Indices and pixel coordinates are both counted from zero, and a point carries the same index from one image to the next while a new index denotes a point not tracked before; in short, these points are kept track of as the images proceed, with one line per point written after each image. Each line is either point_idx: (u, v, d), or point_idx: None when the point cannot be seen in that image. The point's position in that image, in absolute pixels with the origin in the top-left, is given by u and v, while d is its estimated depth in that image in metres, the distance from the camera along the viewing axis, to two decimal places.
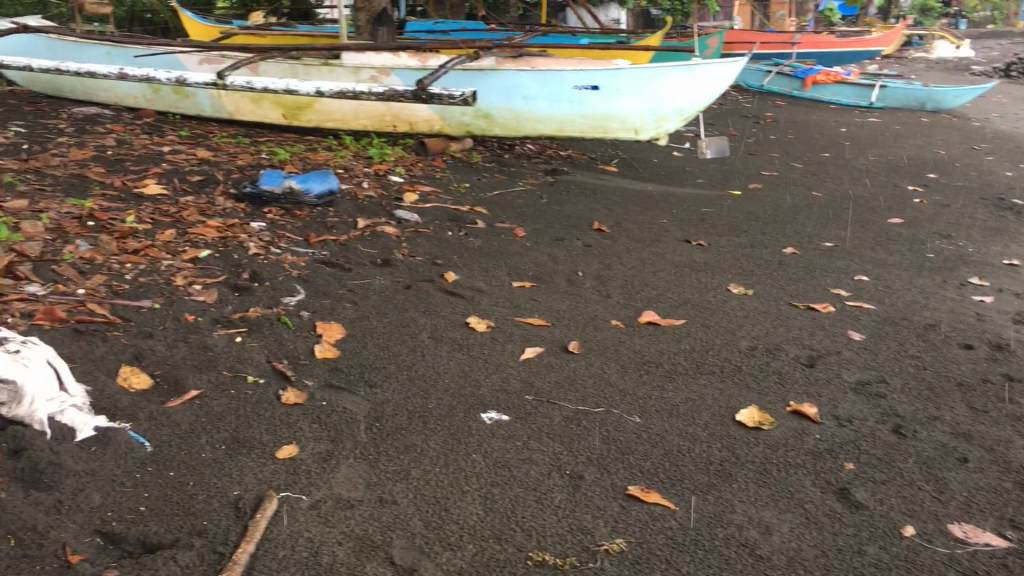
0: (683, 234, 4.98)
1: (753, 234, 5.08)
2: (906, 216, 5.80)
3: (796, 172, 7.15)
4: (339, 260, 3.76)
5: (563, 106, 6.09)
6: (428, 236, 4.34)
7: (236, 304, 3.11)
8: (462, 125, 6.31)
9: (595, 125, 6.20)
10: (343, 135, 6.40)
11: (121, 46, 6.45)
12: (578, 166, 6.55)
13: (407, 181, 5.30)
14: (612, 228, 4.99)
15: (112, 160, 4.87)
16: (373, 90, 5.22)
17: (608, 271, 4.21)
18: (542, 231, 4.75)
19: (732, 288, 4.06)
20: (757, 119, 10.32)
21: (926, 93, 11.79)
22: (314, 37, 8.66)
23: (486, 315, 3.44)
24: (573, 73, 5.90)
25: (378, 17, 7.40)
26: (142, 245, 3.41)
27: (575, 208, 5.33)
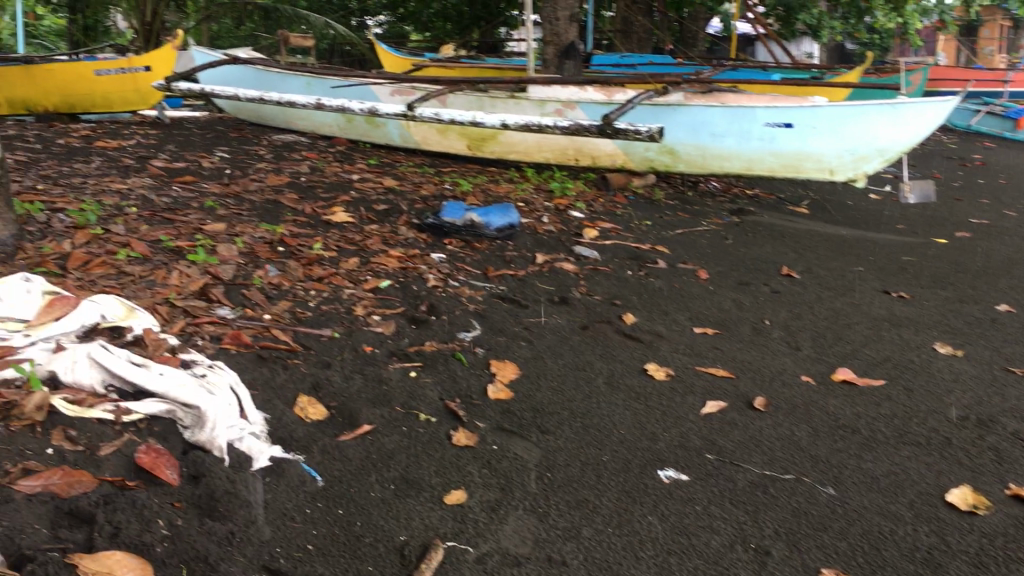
0: (882, 284, 4.63)
1: (962, 288, 4.66)
2: None
3: (1009, 221, 6.57)
4: (516, 296, 3.71)
5: (753, 144, 5.86)
6: (607, 274, 4.23)
7: (413, 336, 3.09)
8: (645, 160, 6.16)
9: (786, 165, 5.92)
10: (525, 167, 6.41)
11: (320, 76, 6.74)
12: (766, 207, 6.27)
13: (588, 217, 5.21)
14: (803, 274, 4.71)
15: (305, 186, 5.05)
16: (558, 124, 5.17)
17: (799, 320, 3.95)
18: (727, 274, 4.54)
19: (938, 347, 3.71)
20: (963, 162, 9.63)
21: None
22: (502, 70, 8.78)
23: (665, 362, 3.27)
24: (766, 109, 5.69)
25: (566, 50, 7.40)
26: (327, 272, 3.47)
27: (762, 251, 5.08)
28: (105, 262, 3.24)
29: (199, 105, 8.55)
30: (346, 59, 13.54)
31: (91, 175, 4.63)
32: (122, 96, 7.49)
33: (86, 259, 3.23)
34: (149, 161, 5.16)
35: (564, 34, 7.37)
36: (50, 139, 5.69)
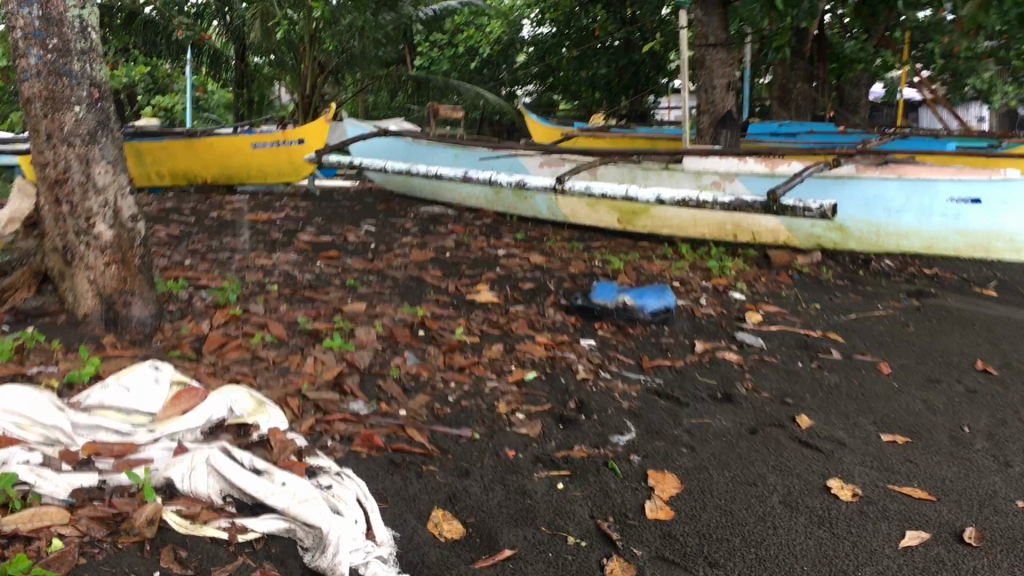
0: None
1: None
2: None
3: None
4: (674, 391, 3.35)
5: (936, 221, 5.39)
6: (774, 366, 3.81)
7: (561, 440, 2.78)
8: (812, 237, 5.73)
9: (974, 244, 5.37)
10: (679, 242, 6.07)
11: (468, 148, 6.64)
12: (948, 288, 5.68)
13: (750, 299, 4.80)
14: (1002, 369, 4.13)
15: (451, 262, 4.87)
16: (717, 199, 4.81)
17: (1004, 428, 3.40)
18: (912, 369, 4.02)
19: None
20: None
21: None
22: (655, 139, 8.52)
23: (850, 477, 2.83)
24: (950, 182, 5.26)
25: (722, 119, 7.06)
26: (469, 361, 3.23)
27: (949, 342, 4.51)
28: (241, 345, 3.10)
29: (352, 176, 8.66)
30: (495, 128, 13.61)
31: (239, 249, 4.60)
32: (280, 168, 7.62)
33: (222, 342, 3.10)
34: (295, 234, 5.12)
35: (721, 102, 7.03)
36: (204, 211, 5.77)
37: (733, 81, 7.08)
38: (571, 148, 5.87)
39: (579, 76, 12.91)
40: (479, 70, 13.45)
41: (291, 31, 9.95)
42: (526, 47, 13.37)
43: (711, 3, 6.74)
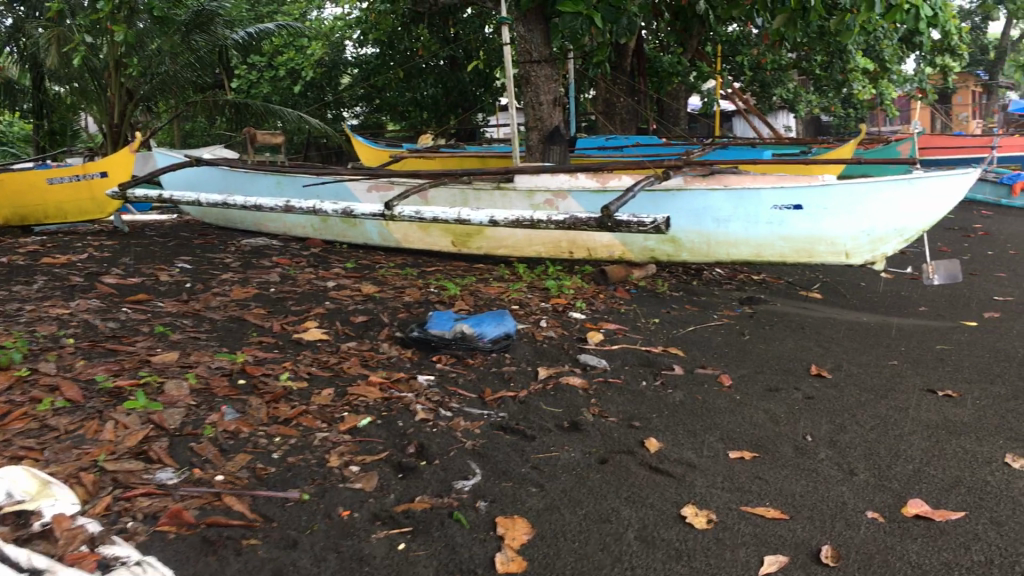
0: (925, 381, 4.08)
1: (1012, 382, 4.10)
2: None
3: None
4: (518, 424, 3.18)
5: (762, 228, 5.44)
6: (619, 388, 3.71)
7: (400, 491, 2.54)
8: (646, 250, 5.73)
9: (799, 249, 5.45)
10: (515, 262, 5.95)
11: (291, 174, 6.29)
12: (776, 293, 5.81)
13: (589, 318, 4.70)
14: (835, 372, 4.18)
15: (275, 299, 4.55)
16: (552, 219, 4.70)
17: (844, 433, 3.39)
18: (751, 379, 4.01)
19: (1011, 460, 3.13)
20: (967, 233, 9.26)
21: None
22: (485, 158, 8.41)
23: (704, 502, 2.72)
24: (772, 190, 5.30)
25: (550, 135, 7.01)
26: (296, 410, 2.94)
27: (783, 348, 4.56)
28: (26, 413, 2.69)
29: (168, 209, 8.11)
30: (323, 152, 13.22)
31: (30, 298, 4.12)
32: (80, 206, 7.01)
33: (4, 412, 2.68)
34: (99, 278, 4.65)
35: (548, 119, 6.98)
36: None
37: (559, 98, 7.05)
38: (399, 171, 5.65)
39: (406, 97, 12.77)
40: (303, 94, 13.04)
41: (92, 57, 9.28)
42: (350, 68, 13.08)
43: (533, 20, 6.69)
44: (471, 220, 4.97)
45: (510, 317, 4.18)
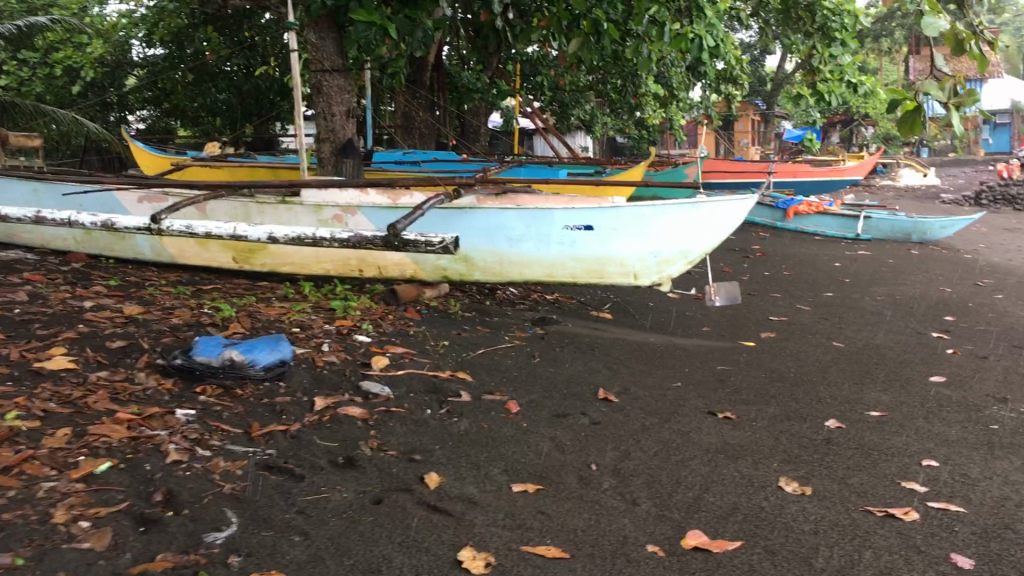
0: (706, 403, 4.14)
1: (784, 402, 4.23)
2: (947, 370, 4.98)
3: (806, 316, 6.43)
4: (286, 462, 2.91)
5: (553, 249, 5.42)
6: (401, 417, 3.51)
7: (138, 549, 2.23)
8: (438, 269, 5.58)
9: (589, 270, 5.48)
10: (302, 280, 5.64)
11: (49, 181, 5.70)
12: (568, 313, 5.81)
13: (376, 341, 4.48)
14: (621, 395, 4.17)
15: (18, 321, 4.04)
16: (336, 236, 4.45)
17: (628, 460, 3.35)
18: (539, 404, 3.91)
19: (784, 484, 3.18)
20: (746, 255, 9.76)
21: (912, 223, 11.40)
22: (275, 169, 8.01)
23: (482, 544, 2.56)
24: (564, 211, 5.28)
25: (343, 148, 6.72)
26: (20, 456, 2.54)
27: (572, 371, 4.52)
28: None
29: None
30: (102, 157, 12.29)
31: None
32: None
33: None
34: None
35: (341, 130, 6.69)
36: None
37: (352, 109, 6.79)
38: (173, 181, 5.21)
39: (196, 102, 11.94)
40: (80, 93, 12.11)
41: None
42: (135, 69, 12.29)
43: (325, 27, 6.40)
44: (248, 236, 4.63)
45: (288, 342, 3.88)
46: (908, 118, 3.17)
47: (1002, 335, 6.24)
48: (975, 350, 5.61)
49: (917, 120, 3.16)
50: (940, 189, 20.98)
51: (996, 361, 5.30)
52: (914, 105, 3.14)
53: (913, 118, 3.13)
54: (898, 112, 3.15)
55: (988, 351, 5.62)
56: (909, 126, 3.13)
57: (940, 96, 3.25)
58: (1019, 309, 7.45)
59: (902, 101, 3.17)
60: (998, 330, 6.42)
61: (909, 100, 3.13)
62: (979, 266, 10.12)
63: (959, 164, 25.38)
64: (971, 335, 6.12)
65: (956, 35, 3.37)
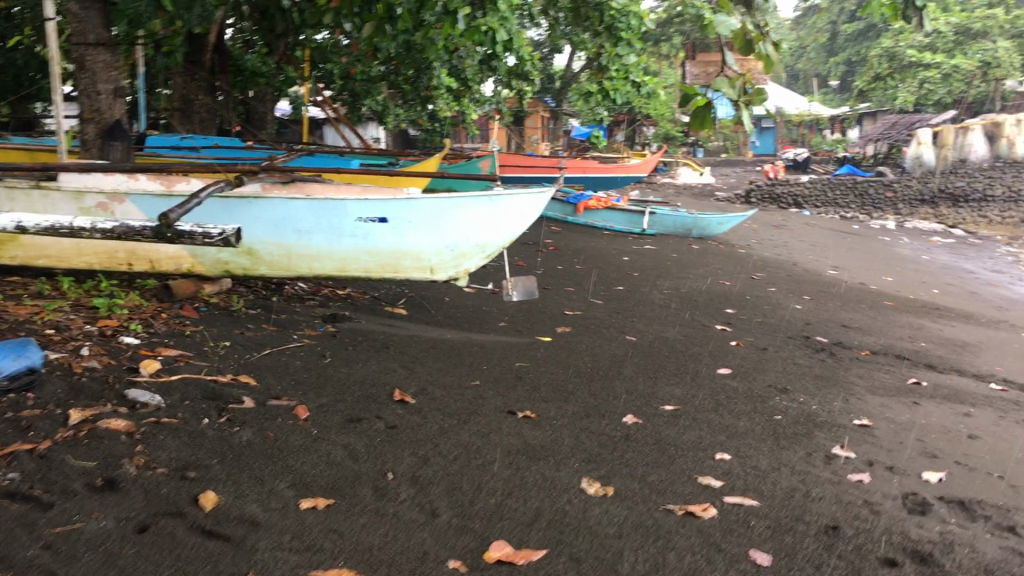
0: (505, 402, 4.02)
1: (583, 398, 4.19)
2: (733, 362, 5.14)
3: (600, 310, 6.50)
4: (30, 491, 2.51)
5: (346, 241, 5.14)
6: (174, 429, 3.14)
7: None
8: (219, 262, 5.15)
9: (383, 264, 5.26)
10: (61, 275, 5.06)
11: None
12: (361, 309, 5.55)
13: (146, 344, 4.05)
14: (417, 396, 3.96)
15: None
16: (97, 226, 3.89)
17: (427, 466, 3.15)
18: (330, 408, 3.64)
19: (586, 485, 3.09)
20: (539, 248, 9.86)
21: (691, 220, 12.05)
22: (32, 152, 7.21)
23: (266, 571, 2.29)
24: (357, 202, 5.00)
25: (110, 130, 6.07)
26: None
27: (365, 371, 4.27)
28: None
29: None
30: None
31: None
32: None
33: None
34: None
35: (108, 111, 6.05)
36: None
37: (121, 88, 6.16)
38: None
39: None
40: None
41: None
42: None
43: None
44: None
45: (38, 348, 3.42)
46: (700, 112, 3.14)
47: (778, 326, 6.58)
48: (756, 341, 5.85)
49: (708, 115, 3.14)
50: (715, 189, 22.35)
51: (775, 352, 5.55)
52: (705, 99, 3.12)
53: (705, 113, 3.11)
54: (690, 106, 3.12)
55: (767, 342, 5.88)
56: (701, 120, 3.11)
57: (730, 93, 3.26)
58: (790, 301, 7.91)
59: (694, 96, 3.14)
60: (774, 322, 6.76)
61: (701, 94, 3.10)
62: (753, 260, 10.74)
63: (732, 163, 27.13)
64: (751, 327, 6.40)
65: (745, 34, 3.40)
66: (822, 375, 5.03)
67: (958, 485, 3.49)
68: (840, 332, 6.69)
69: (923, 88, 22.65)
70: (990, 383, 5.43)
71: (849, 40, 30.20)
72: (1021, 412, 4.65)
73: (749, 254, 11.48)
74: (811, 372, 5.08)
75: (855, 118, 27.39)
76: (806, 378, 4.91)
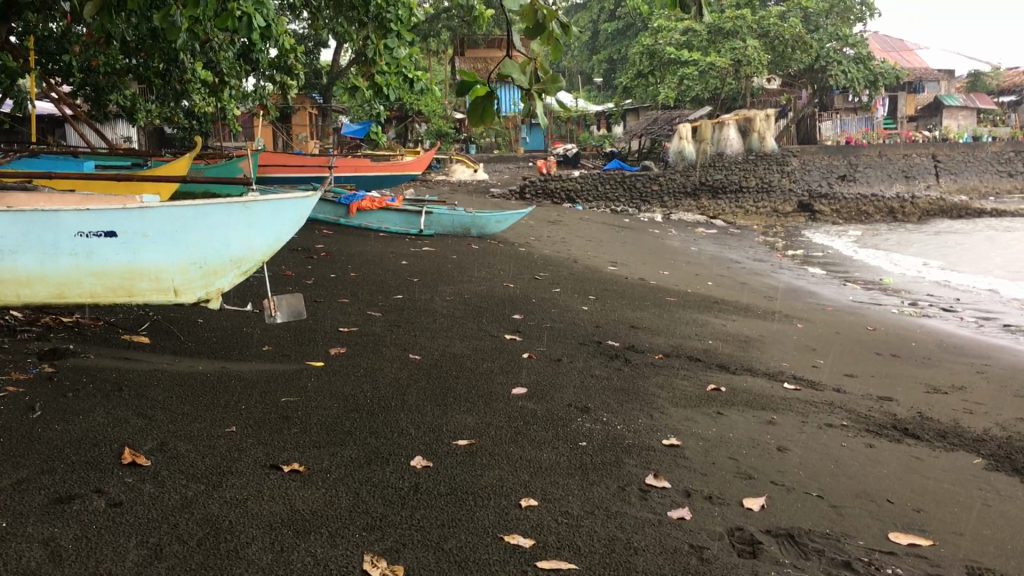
0: (268, 453, 3.32)
1: (362, 439, 3.56)
2: (527, 379, 4.69)
3: (378, 324, 5.88)
4: None
5: (63, 262, 4.18)
6: None
7: None
8: None
9: (114, 288, 4.35)
10: None
11: None
12: (90, 341, 4.63)
13: None
14: (155, 455, 3.18)
15: None
16: None
17: (161, 561, 2.41)
18: (32, 486, 2.79)
19: (368, 565, 2.48)
20: (310, 255, 9.09)
21: (470, 219, 11.72)
22: None
23: None
24: (77, 212, 4.09)
25: None
26: None
27: (89, 425, 3.41)
28: None
29: None
30: None
31: None
32: None
33: None
34: None
35: None
36: None
37: None
38: None
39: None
40: None
41: None
42: None
43: None
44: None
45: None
46: (481, 104, 2.64)
47: (568, 331, 6.24)
48: (547, 351, 5.45)
49: (490, 107, 2.65)
50: (490, 185, 22.28)
51: (569, 363, 5.16)
52: (486, 89, 2.62)
53: (486, 106, 2.60)
54: (469, 97, 2.61)
55: (559, 351, 5.51)
56: (481, 114, 2.60)
57: (520, 80, 2.77)
58: (575, 302, 7.62)
59: (473, 84, 2.64)
60: (564, 326, 6.43)
61: (481, 83, 2.60)
62: (534, 259, 10.49)
63: (504, 158, 27.22)
64: (541, 334, 6.02)
65: (533, 12, 2.93)
66: (622, 387, 4.68)
67: (781, 512, 3.17)
68: (629, 334, 6.44)
69: (681, 85, 23.66)
70: (782, 383, 5.31)
71: (609, 39, 31.17)
72: (820, 414, 4.49)
73: (529, 251, 11.27)
74: (609, 384, 4.72)
75: (619, 114, 28.25)
76: (605, 392, 4.54)
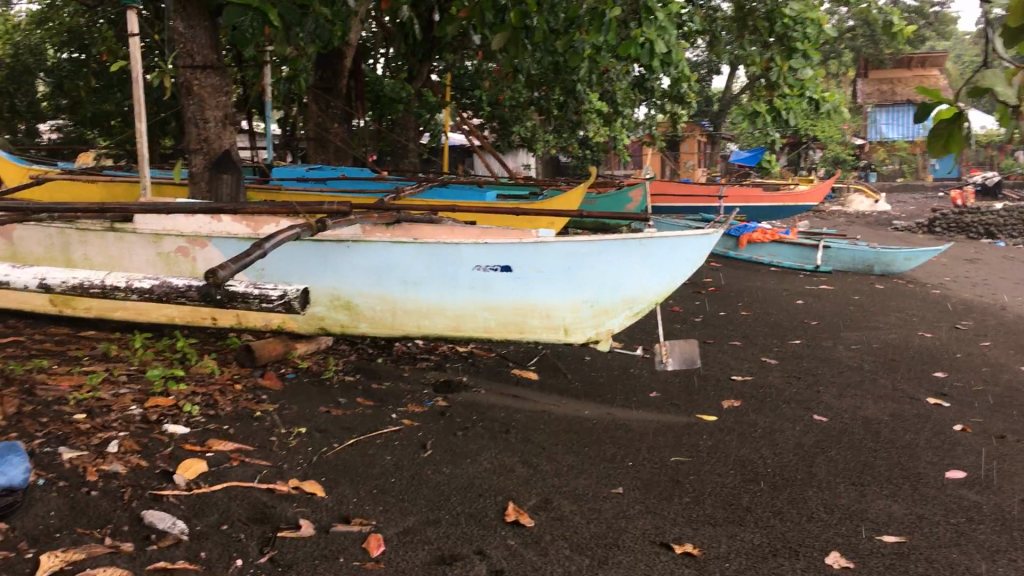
0: (658, 527, 2.93)
1: (764, 522, 3.05)
2: (966, 459, 3.86)
3: (776, 375, 5.30)
4: None
5: (460, 294, 4.18)
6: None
7: None
8: (314, 320, 4.34)
9: (506, 323, 4.24)
10: (139, 330, 4.44)
11: None
12: (482, 373, 4.60)
13: (197, 433, 3.13)
14: (538, 515, 2.93)
15: None
16: (132, 287, 2.88)
17: None
18: (416, 538, 2.66)
19: None
20: (698, 289, 8.71)
21: (873, 255, 10.52)
22: (165, 188, 7.38)
23: None
24: (473, 246, 4.06)
25: (219, 163, 5.32)
26: None
27: (475, 471, 3.27)
28: None
29: None
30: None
31: None
32: None
33: None
34: None
35: (217, 140, 5.30)
36: None
37: (230, 113, 5.38)
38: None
39: (103, 110, 11.81)
40: None
41: None
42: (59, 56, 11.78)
43: (194, 13, 5.02)
44: (10, 283, 3.06)
45: (25, 456, 2.42)
46: (943, 129, 2.02)
47: (1009, 398, 5.19)
48: (988, 424, 4.52)
49: (956, 133, 2.01)
50: (892, 216, 20.48)
51: (1019, 443, 4.21)
52: (953, 110, 2.00)
53: (951, 129, 1.99)
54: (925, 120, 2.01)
55: (1003, 425, 4.54)
56: (946, 141, 1.98)
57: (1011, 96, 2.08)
58: (1012, 361, 6.41)
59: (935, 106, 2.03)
60: (1003, 391, 5.38)
61: (946, 104, 1.96)
62: (954, 304, 9.16)
63: (911, 187, 24.92)
64: (974, 400, 5.05)
65: None
66: None
67: None
68: None
69: None
70: None
71: None
72: None
73: (946, 295, 9.90)
74: None
75: None
76: None
